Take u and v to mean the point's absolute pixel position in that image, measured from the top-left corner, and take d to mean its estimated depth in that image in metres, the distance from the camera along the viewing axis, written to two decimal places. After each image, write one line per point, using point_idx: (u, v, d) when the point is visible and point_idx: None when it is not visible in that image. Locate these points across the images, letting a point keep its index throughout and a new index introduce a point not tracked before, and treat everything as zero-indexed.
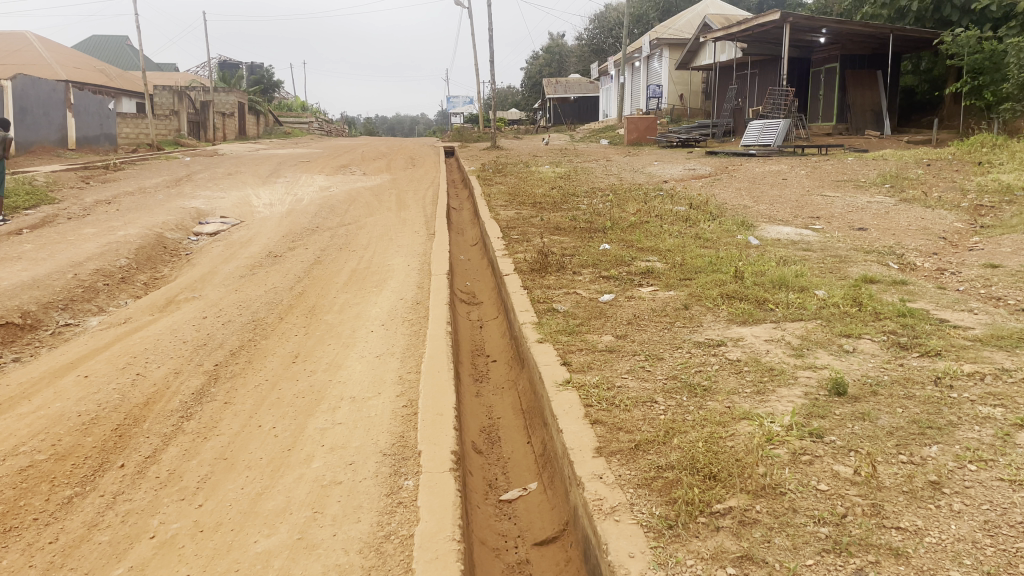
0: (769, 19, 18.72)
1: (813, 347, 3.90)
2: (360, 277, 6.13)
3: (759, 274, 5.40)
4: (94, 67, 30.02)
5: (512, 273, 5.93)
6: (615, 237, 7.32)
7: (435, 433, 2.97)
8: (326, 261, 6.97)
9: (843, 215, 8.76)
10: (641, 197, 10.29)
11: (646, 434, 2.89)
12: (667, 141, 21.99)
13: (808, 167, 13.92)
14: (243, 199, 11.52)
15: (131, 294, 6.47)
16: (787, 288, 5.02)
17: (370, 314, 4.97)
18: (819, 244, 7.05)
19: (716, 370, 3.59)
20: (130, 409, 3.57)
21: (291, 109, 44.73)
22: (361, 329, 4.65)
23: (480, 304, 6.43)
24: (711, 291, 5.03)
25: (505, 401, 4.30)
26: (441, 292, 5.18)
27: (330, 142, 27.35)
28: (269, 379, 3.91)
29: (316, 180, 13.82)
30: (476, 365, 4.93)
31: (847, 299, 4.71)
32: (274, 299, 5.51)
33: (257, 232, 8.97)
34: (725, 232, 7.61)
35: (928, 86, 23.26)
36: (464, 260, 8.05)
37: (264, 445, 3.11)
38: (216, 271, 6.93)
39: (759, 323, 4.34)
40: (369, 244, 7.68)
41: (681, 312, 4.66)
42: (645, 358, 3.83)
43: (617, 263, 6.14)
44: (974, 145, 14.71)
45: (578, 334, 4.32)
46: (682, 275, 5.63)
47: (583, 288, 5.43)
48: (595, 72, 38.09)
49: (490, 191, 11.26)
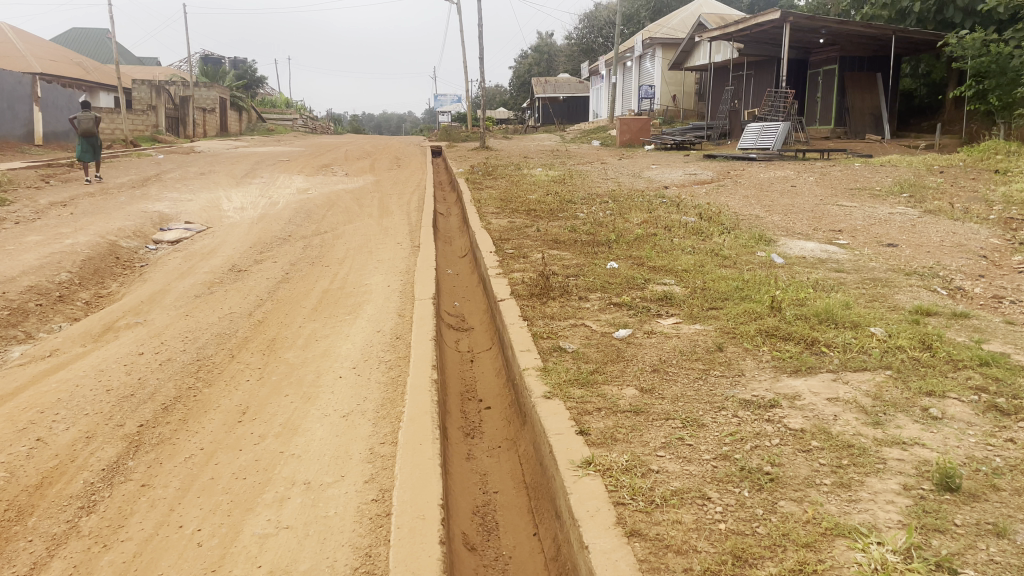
0: (768, 18, 17.96)
1: (890, 410, 3.12)
2: (332, 301, 5.28)
3: (799, 305, 4.61)
4: (71, 60, 28.97)
5: (508, 297, 5.12)
6: (622, 253, 6.52)
7: (414, 551, 2.16)
8: (295, 278, 6.13)
9: (866, 230, 8.00)
10: (645, 204, 9.53)
11: (708, 562, 2.10)
12: (662, 143, 21.42)
13: (816, 173, 13.18)
14: (213, 202, 10.64)
15: (67, 317, 5.59)
16: (837, 324, 4.23)
17: (340, 353, 4.14)
18: (850, 265, 6.27)
19: (778, 447, 2.80)
20: (15, 496, 2.74)
21: (275, 106, 43.77)
22: (328, 374, 3.84)
23: (470, 332, 5.61)
24: (746, 327, 4.24)
25: (503, 468, 3.49)
26: (427, 323, 4.36)
27: (314, 139, 26.48)
28: (203, 448, 3.07)
29: (294, 180, 12.98)
30: (467, 415, 4.11)
31: (913, 341, 3.92)
32: (228, 329, 4.65)
33: (223, 240, 8.11)
34: (743, 247, 6.84)
35: (926, 90, 22.69)
36: (452, 276, 7.22)
37: (181, 563, 2.30)
38: (168, 289, 6.06)
39: (814, 374, 3.55)
40: (345, 258, 6.83)
41: (715, 356, 3.86)
42: (683, 425, 3.03)
43: (631, 287, 5.35)
44: (986, 152, 14.01)
45: (592, 384, 3.52)
46: (706, 304, 4.83)
47: (592, 319, 4.62)
48: (585, 71, 37.40)
49: (480, 196, 10.47)
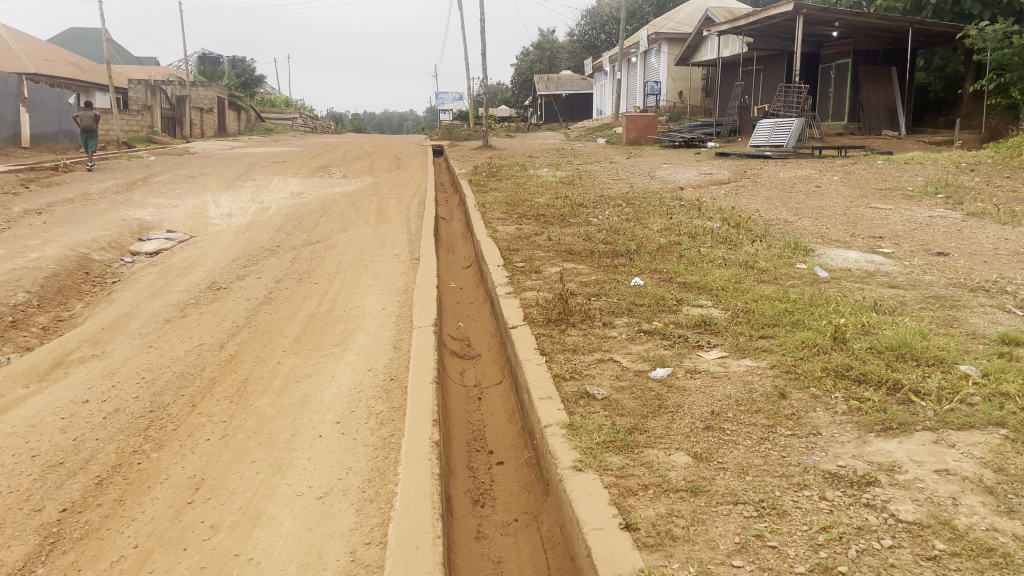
0: (780, 10, 17.23)
1: (1022, 489, 2.42)
2: (319, 328, 4.58)
3: (865, 334, 3.90)
4: (65, 59, 28.28)
5: (520, 324, 4.42)
6: (646, 266, 5.82)
7: None
8: (279, 298, 5.43)
9: (908, 236, 7.28)
10: (661, 208, 8.84)
11: None
12: (670, 141, 20.72)
13: (839, 172, 12.48)
14: (199, 208, 9.96)
15: (17, 347, 4.91)
16: (918, 360, 3.51)
17: (321, 401, 3.43)
18: (903, 279, 5.58)
19: (894, 554, 2.11)
20: None
21: (274, 105, 43.09)
22: (306, 430, 3.14)
23: (476, 361, 4.91)
24: (810, 365, 3.53)
25: (522, 552, 2.78)
26: (427, 362, 3.66)
27: (314, 139, 25.69)
28: (137, 547, 2.39)
29: (288, 183, 12.31)
30: (475, 474, 3.41)
31: (1019, 383, 3.21)
32: (193, 366, 3.97)
33: (205, 251, 7.41)
34: (778, 259, 6.13)
35: (942, 84, 21.99)
36: (455, 291, 6.53)
37: None
38: (135, 312, 5.36)
39: (911, 434, 2.83)
40: (336, 273, 6.13)
41: (780, 406, 3.15)
42: (759, 514, 2.34)
43: (662, 310, 4.65)
44: (1015, 147, 13.28)
45: (632, 448, 2.82)
46: (752, 333, 4.13)
47: (622, 353, 3.92)
48: (588, 68, 36.59)
49: (485, 199, 9.78)
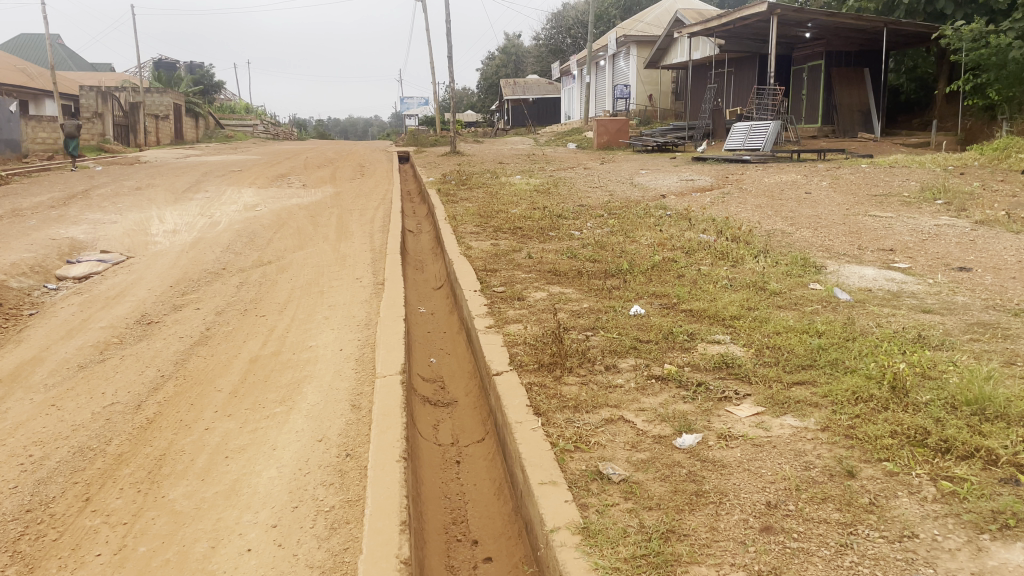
0: (753, 11, 16.63)
1: None
2: (261, 379, 3.79)
3: (930, 381, 3.19)
4: (12, 66, 26.93)
5: (506, 370, 3.66)
6: (643, 290, 5.09)
7: None
8: (218, 335, 4.62)
9: (921, 249, 6.66)
10: (647, 219, 8.13)
11: None
12: (643, 145, 20.12)
13: (827, 176, 11.90)
14: (141, 224, 9.05)
15: None
16: (1008, 419, 2.81)
17: (255, 490, 2.65)
18: (934, 301, 4.93)
19: None
20: None
21: (234, 111, 41.91)
22: (229, 540, 2.36)
23: (453, 410, 4.13)
24: (875, 426, 2.83)
25: None
26: (393, 429, 2.88)
27: (274, 147, 24.54)
28: None
29: (243, 194, 11.43)
30: None
31: None
32: (97, 439, 3.16)
33: (141, 275, 6.54)
34: (789, 278, 5.45)
35: (914, 85, 21.69)
36: (425, 319, 5.76)
37: None
38: (44, 356, 4.51)
39: None
40: (287, 303, 5.33)
41: (854, 491, 2.43)
42: None
43: (673, 349, 3.92)
44: (1002, 149, 12.81)
45: (673, 568, 2.08)
46: (788, 377, 3.43)
47: (635, 409, 3.19)
48: (556, 71, 35.92)
49: (455, 210, 9.02)
